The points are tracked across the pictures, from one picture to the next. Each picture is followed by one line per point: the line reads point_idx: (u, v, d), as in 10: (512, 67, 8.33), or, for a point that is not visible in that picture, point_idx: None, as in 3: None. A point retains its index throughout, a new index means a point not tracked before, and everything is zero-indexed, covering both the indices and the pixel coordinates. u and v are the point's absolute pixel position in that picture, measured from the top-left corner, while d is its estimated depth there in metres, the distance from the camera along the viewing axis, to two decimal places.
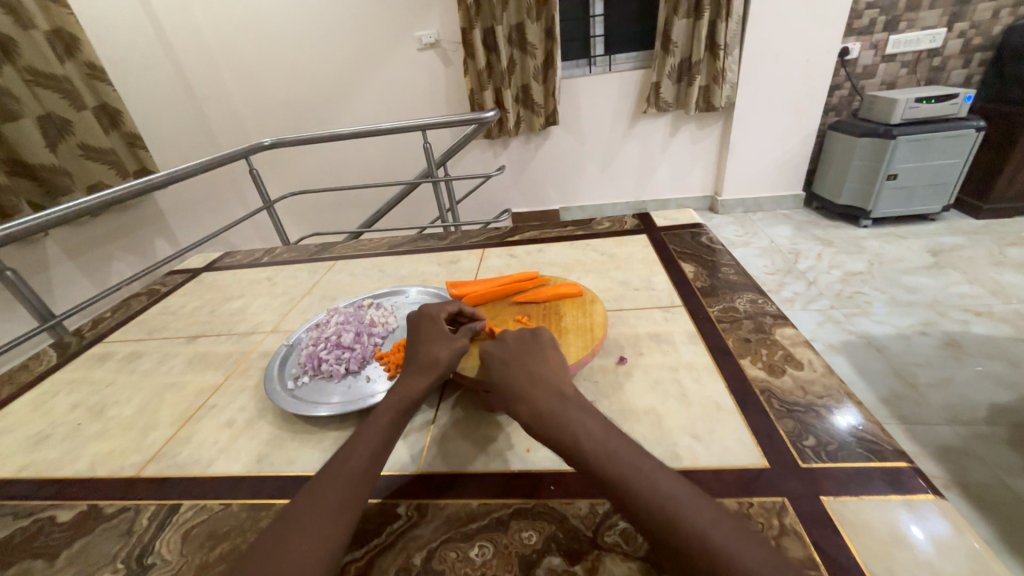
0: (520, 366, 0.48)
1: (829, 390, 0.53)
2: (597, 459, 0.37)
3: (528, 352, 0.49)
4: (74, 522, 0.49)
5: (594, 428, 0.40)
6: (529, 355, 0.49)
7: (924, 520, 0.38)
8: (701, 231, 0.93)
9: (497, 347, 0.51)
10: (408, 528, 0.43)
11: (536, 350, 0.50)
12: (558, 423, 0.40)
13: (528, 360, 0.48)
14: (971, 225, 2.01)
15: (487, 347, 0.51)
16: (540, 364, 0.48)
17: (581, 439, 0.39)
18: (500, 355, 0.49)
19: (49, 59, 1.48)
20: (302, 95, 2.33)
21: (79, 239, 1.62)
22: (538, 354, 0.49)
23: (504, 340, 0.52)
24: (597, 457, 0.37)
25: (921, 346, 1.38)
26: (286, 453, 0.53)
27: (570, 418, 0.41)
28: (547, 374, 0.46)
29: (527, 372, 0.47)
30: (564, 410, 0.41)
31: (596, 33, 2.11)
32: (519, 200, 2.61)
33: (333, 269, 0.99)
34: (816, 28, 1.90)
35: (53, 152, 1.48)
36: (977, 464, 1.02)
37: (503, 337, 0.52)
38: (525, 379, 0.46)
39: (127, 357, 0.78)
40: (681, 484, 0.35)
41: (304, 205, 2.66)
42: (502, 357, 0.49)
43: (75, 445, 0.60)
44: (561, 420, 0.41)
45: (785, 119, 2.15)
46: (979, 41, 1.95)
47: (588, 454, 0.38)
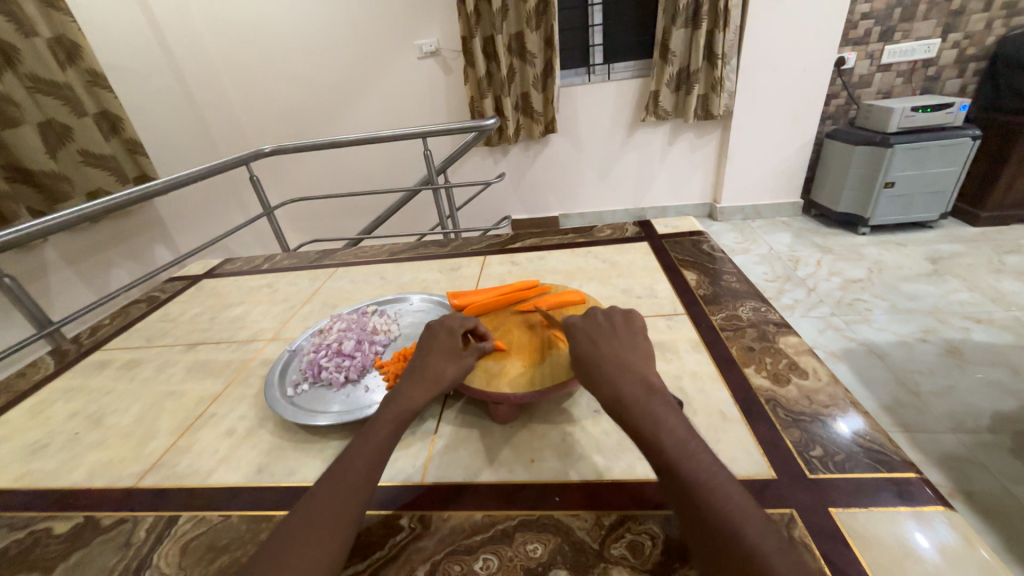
0: (608, 347, 0.48)
1: (834, 399, 0.52)
2: (672, 453, 0.37)
3: (616, 335, 0.49)
4: (71, 533, 0.48)
5: (677, 427, 0.39)
6: (615, 338, 0.49)
7: (933, 532, 0.38)
8: (702, 239, 0.93)
9: (585, 324, 0.51)
10: (411, 540, 0.42)
11: (625, 337, 0.49)
12: (644, 412, 0.40)
13: (618, 344, 0.48)
14: (968, 233, 2.02)
15: (576, 324, 0.51)
16: (629, 350, 0.47)
17: (661, 432, 0.39)
18: (590, 334, 0.50)
19: (50, 66, 1.49)
20: (302, 102, 2.34)
21: (78, 245, 1.62)
22: (627, 340, 0.49)
23: (594, 317, 0.52)
24: (672, 451, 0.37)
25: (922, 354, 1.38)
26: (287, 463, 0.53)
27: (654, 412, 0.40)
28: (634, 359, 0.46)
29: (616, 354, 0.47)
30: (649, 399, 0.41)
31: (595, 43, 2.13)
32: (519, 207, 2.62)
33: (334, 276, 0.98)
34: (812, 38, 1.93)
35: (53, 158, 1.48)
36: (981, 473, 1.01)
37: (593, 314, 0.53)
38: (614, 361, 0.46)
39: (126, 365, 0.78)
40: (726, 480, 0.35)
41: (304, 212, 2.66)
42: (592, 337, 0.49)
43: (73, 455, 0.59)
44: (645, 410, 0.40)
45: (783, 127, 2.16)
46: (973, 51, 1.98)
47: (667, 449, 0.37)
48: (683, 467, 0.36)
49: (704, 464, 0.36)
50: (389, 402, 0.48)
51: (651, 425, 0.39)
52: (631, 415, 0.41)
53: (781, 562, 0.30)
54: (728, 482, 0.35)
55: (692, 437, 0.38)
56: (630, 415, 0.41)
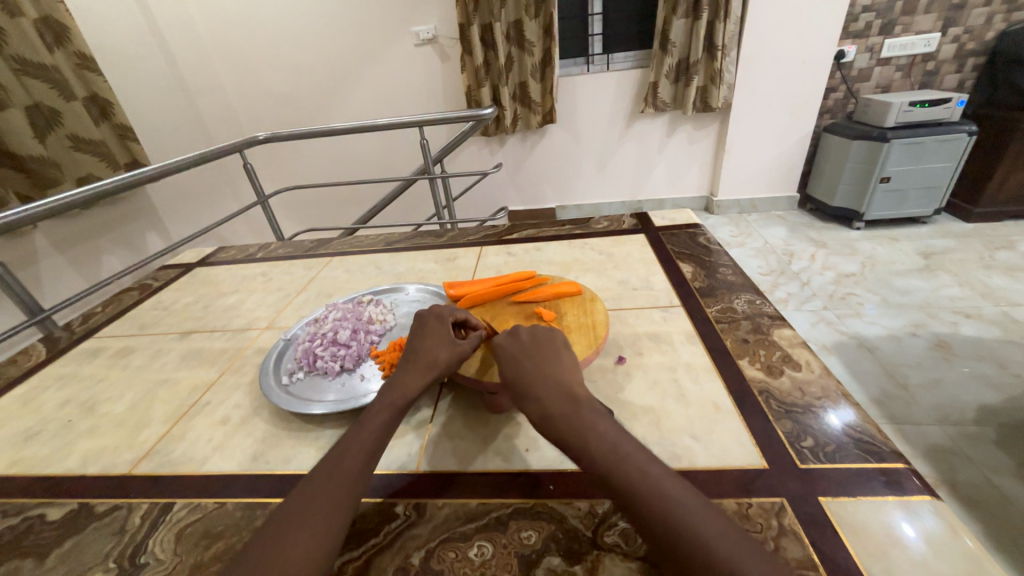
0: (533, 365, 0.46)
1: (826, 391, 0.53)
2: (612, 468, 0.36)
3: (540, 351, 0.48)
4: (64, 520, 0.48)
5: (611, 438, 0.38)
6: (540, 356, 0.47)
7: (919, 520, 0.39)
8: (699, 231, 0.93)
9: (510, 342, 0.50)
10: (406, 528, 0.43)
11: (549, 350, 0.48)
12: (578, 428, 0.39)
13: (541, 360, 0.47)
14: (962, 229, 2.04)
15: (500, 347, 0.50)
16: (554, 366, 0.46)
17: (592, 444, 0.38)
18: (514, 352, 0.48)
19: (37, 48, 1.45)
20: (297, 88, 2.30)
21: (69, 232, 1.60)
22: (548, 354, 0.48)
23: (517, 335, 0.51)
24: (614, 465, 0.36)
25: (912, 348, 1.40)
26: (282, 451, 0.53)
27: (590, 430, 0.39)
28: (559, 374, 0.45)
29: (541, 373, 0.45)
30: (579, 415, 0.40)
31: (594, 32, 2.10)
32: (515, 198, 2.61)
33: (329, 266, 0.98)
34: (813, 31, 1.91)
35: (41, 142, 1.45)
36: (966, 463, 1.03)
37: (517, 331, 0.51)
38: (539, 381, 0.44)
39: (118, 353, 0.77)
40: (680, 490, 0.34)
41: (299, 200, 2.63)
42: (515, 354, 0.48)
43: (66, 442, 0.59)
44: (580, 426, 0.39)
45: (781, 121, 2.16)
46: (972, 46, 1.97)
47: (604, 464, 0.36)
48: (628, 477, 0.35)
49: (648, 475, 0.35)
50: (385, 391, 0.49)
51: (589, 447, 0.37)
52: (564, 436, 0.39)
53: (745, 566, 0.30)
54: (680, 489, 0.34)
55: (636, 451, 0.37)
56: (563, 435, 0.39)
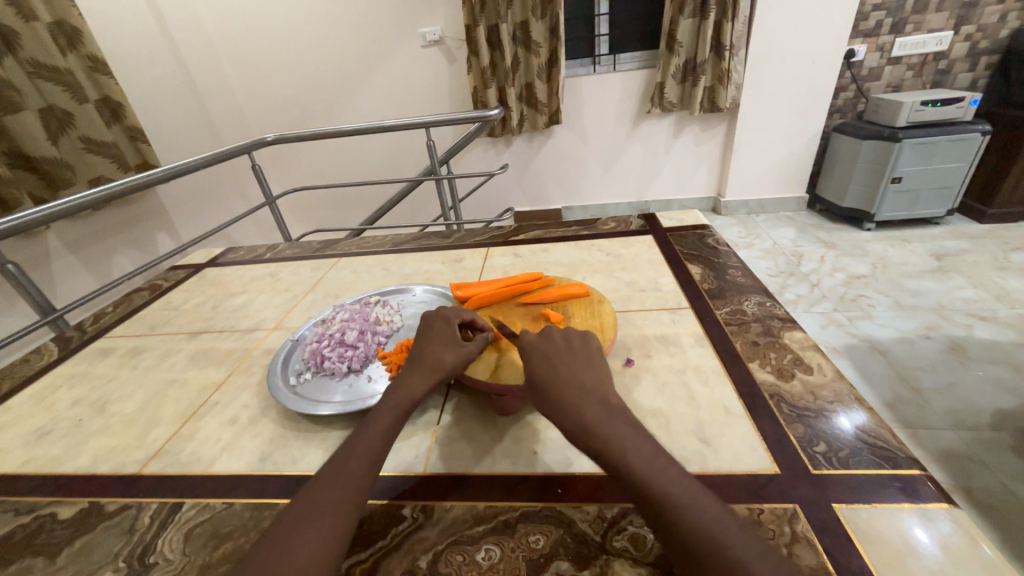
0: (567, 369, 0.47)
1: (838, 395, 0.52)
2: (641, 473, 0.36)
3: (574, 354, 0.49)
4: (75, 519, 0.48)
5: (642, 444, 0.38)
6: (573, 357, 0.48)
7: (936, 528, 0.38)
8: (707, 232, 0.92)
9: (544, 343, 0.50)
10: (413, 530, 0.43)
11: (583, 355, 0.49)
12: (608, 433, 0.39)
13: (577, 364, 0.47)
14: (975, 230, 2.01)
15: (532, 344, 0.50)
16: (589, 371, 0.46)
17: (623, 447, 0.38)
18: (547, 353, 0.49)
19: (51, 52, 1.47)
20: (304, 90, 2.32)
21: (81, 233, 1.62)
22: (583, 359, 0.48)
23: (551, 336, 0.51)
24: (643, 470, 0.36)
25: (925, 351, 1.37)
26: (290, 451, 0.53)
27: (617, 430, 0.39)
28: (592, 378, 0.45)
29: (575, 376, 0.46)
30: (611, 420, 0.40)
31: (601, 32, 2.10)
32: (521, 198, 2.60)
33: (336, 266, 0.98)
34: (822, 30, 1.89)
35: (54, 144, 1.47)
36: (981, 469, 1.01)
37: (550, 333, 0.52)
38: (572, 384, 0.45)
39: (128, 353, 0.78)
40: (700, 492, 0.35)
41: (306, 202, 2.65)
42: (549, 356, 0.49)
43: (77, 441, 0.59)
44: (612, 431, 0.39)
45: (790, 121, 2.14)
46: (985, 44, 1.94)
47: (635, 468, 0.36)
48: (655, 483, 0.35)
49: (671, 477, 0.36)
50: (394, 392, 0.49)
51: (615, 447, 0.38)
52: (595, 439, 0.39)
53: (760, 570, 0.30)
54: (699, 492, 0.35)
55: (658, 454, 0.38)
56: (595, 438, 0.39)
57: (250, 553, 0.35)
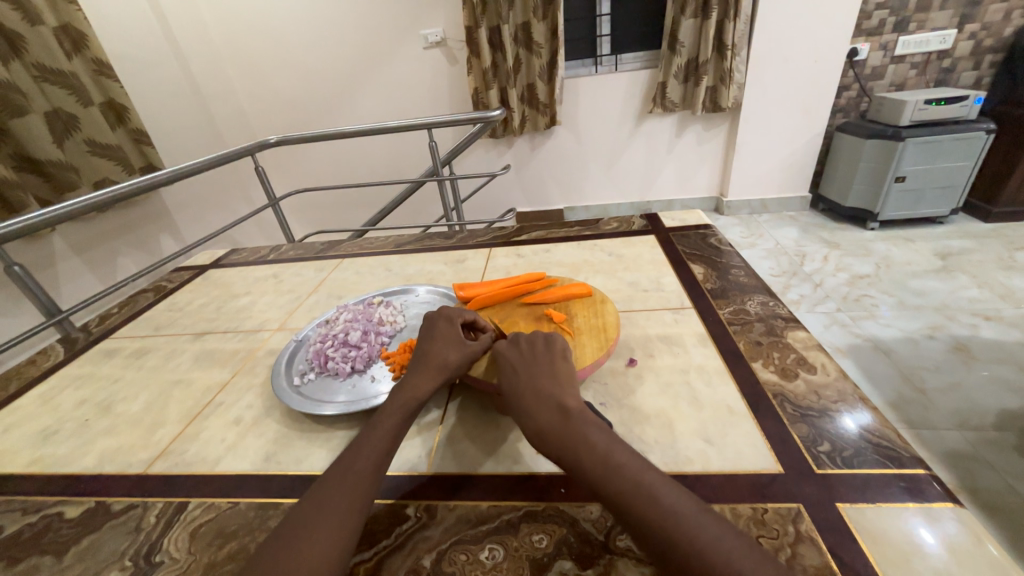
0: (528, 376, 0.47)
1: (842, 395, 0.52)
2: (596, 474, 0.36)
3: (536, 358, 0.49)
4: (82, 518, 0.49)
5: (598, 442, 0.39)
6: (535, 363, 0.48)
7: (941, 527, 0.38)
8: (709, 232, 0.92)
9: (509, 350, 0.51)
10: (417, 529, 0.43)
11: (545, 358, 0.49)
12: (563, 437, 0.40)
13: (538, 368, 0.48)
14: (979, 229, 2.00)
15: (500, 352, 0.51)
16: (546, 377, 0.47)
17: (577, 450, 0.38)
18: (510, 360, 0.50)
19: (56, 55, 1.48)
20: (307, 92, 2.33)
21: (85, 234, 1.63)
22: (545, 365, 0.48)
23: (517, 344, 0.51)
24: (597, 472, 0.36)
25: (929, 350, 1.37)
26: (294, 451, 0.53)
27: (574, 434, 0.40)
28: (550, 383, 0.46)
29: (533, 384, 0.46)
30: (566, 425, 0.41)
31: (603, 33, 2.10)
32: (523, 199, 2.61)
33: (340, 267, 0.99)
34: (825, 29, 1.89)
35: (59, 147, 1.49)
36: (987, 469, 1.01)
37: (517, 340, 0.52)
38: (529, 391, 0.45)
39: (134, 353, 0.78)
40: (665, 487, 0.35)
41: (309, 203, 2.66)
42: (513, 362, 0.49)
43: (83, 441, 0.60)
44: (567, 435, 0.40)
45: (792, 120, 2.13)
46: (989, 43, 1.94)
47: (589, 472, 0.37)
48: (611, 482, 0.35)
49: (629, 473, 0.36)
50: (399, 393, 0.49)
51: (572, 452, 0.39)
52: (552, 448, 0.40)
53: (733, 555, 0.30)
54: (667, 486, 0.35)
55: (617, 451, 0.38)
56: (554, 448, 0.40)
57: (259, 552, 0.36)
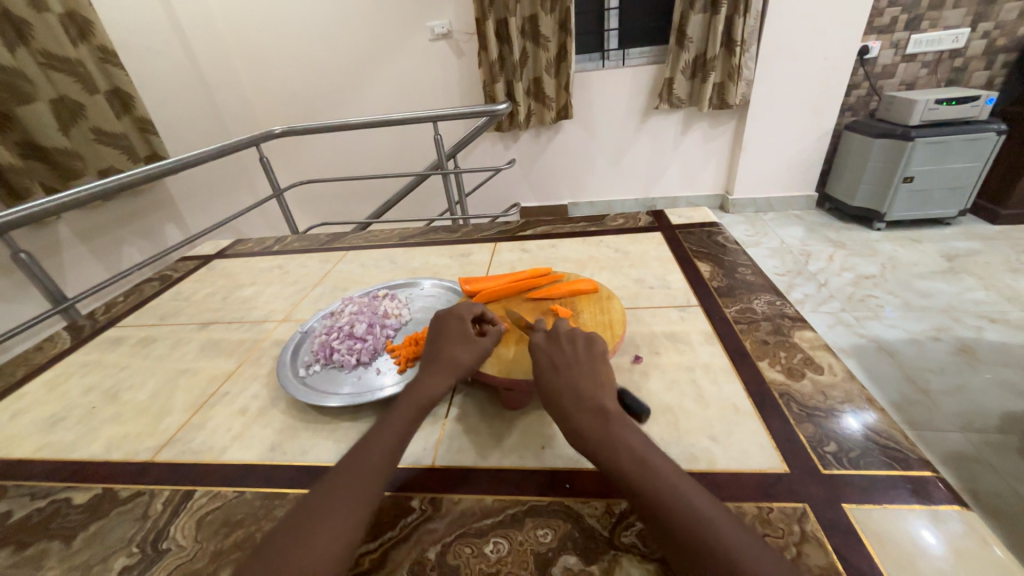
0: (568, 374, 0.47)
1: (849, 395, 0.52)
2: (633, 475, 0.37)
3: (577, 359, 0.48)
4: (90, 504, 0.49)
5: (635, 445, 0.39)
6: (577, 362, 0.48)
7: (948, 530, 0.38)
8: (716, 230, 0.92)
9: (549, 348, 0.50)
10: (422, 522, 0.43)
11: (586, 358, 0.48)
12: (603, 437, 0.40)
13: (579, 369, 0.47)
14: (987, 231, 1.98)
15: (540, 345, 0.51)
16: (587, 376, 0.46)
17: (615, 451, 0.39)
18: (551, 357, 0.49)
19: (63, 42, 1.48)
20: (312, 83, 2.32)
21: (90, 223, 1.63)
22: (586, 365, 0.47)
23: (558, 340, 0.51)
24: (634, 473, 0.37)
25: (934, 352, 1.36)
26: (299, 442, 0.53)
27: (614, 435, 0.40)
28: (591, 384, 0.45)
29: (574, 383, 0.45)
30: (605, 427, 0.41)
31: (611, 27, 2.08)
32: (528, 194, 2.60)
33: (344, 259, 0.98)
34: (836, 26, 1.87)
35: (65, 135, 1.48)
36: (989, 472, 1.01)
37: (557, 334, 0.52)
38: (569, 391, 0.45)
39: (140, 342, 0.79)
40: (697, 499, 0.35)
41: (313, 194, 2.66)
42: (553, 360, 0.49)
43: (90, 428, 0.60)
44: (608, 439, 0.40)
45: (801, 118, 2.11)
46: (1003, 42, 1.91)
47: (626, 471, 0.37)
48: (648, 484, 0.36)
49: (666, 479, 0.36)
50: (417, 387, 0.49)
51: (610, 450, 0.39)
52: (589, 446, 0.41)
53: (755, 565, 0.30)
54: (697, 497, 0.35)
55: (653, 456, 0.38)
56: (590, 446, 0.41)
57: (269, 538, 0.36)
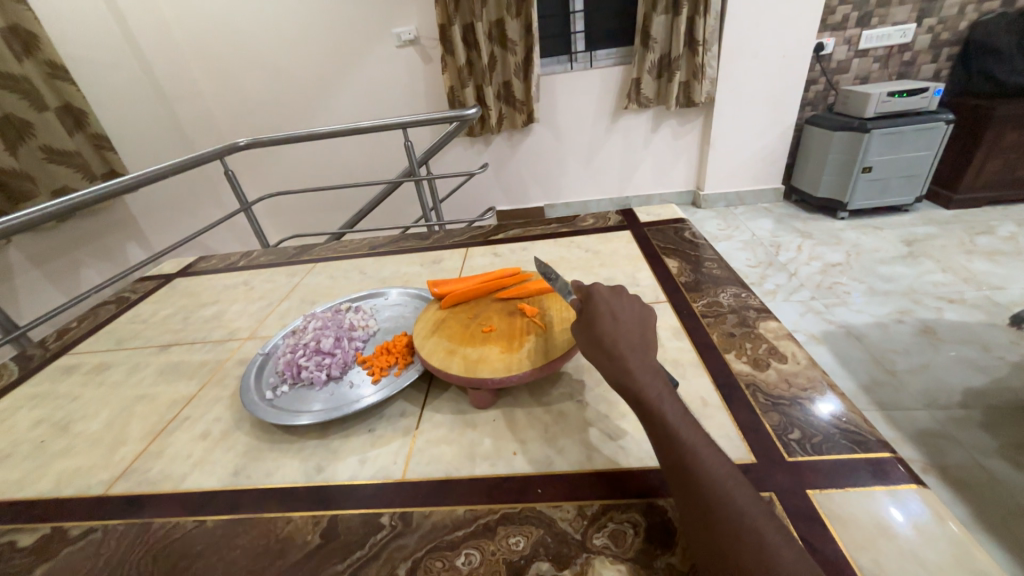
0: (625, 326, 0.47)
1: (811, 382, 0.53)
2: (670, 422, 0.39)
3: (633, 317, 0.49)
4: (36, 546, 0.46)
5: (676, 399, 0.41)
6: (634, 319, 0.48)
7: (906, 507, 0.39)
8: (684, 226, 0.93)
9: (611, 300, 0.50)
10: (392, 539, 0.42)
11: (640, 318, 0.49)
12: (650, 383, 0.42)
13: (635, 326, 0.47)
14: (942, 216, 2.07)
15: (604, 298, 0.50)
16: (641, 333, 0.47)
17: (664, 403, 0.40)
18: (611, 306, 0.49)
19: (6, 58, 1.41)
20: (278, 93, 2.27)
21: (44, 246, 1.56)
22: (639, 324, 0.48)
23: (620, 296, 0.51)
24: (671, 418, 0.39)
25: (898, 334, 1.42)
26: (265, 464, 0.51)
27: (657, 382, 0.42)
28: (643, 339, 0.46)
29: (628, 333, 0.46)
30: (654, 378, 0.42)
31: (577, 30, 2.11)
32: (503, 197, 2.60)
33: (312, 272, 0.96)
34: (792, 24, 1.93)
35: (12, 155, 1.41)
36: (954, 447, 1.04)
37: (620, 293, 0.51)
38: (625, 338, 0.45)
39: (95, 369, 0.75)
40: (719, 455, 0.37)
41: (284, 207, 2.60)
42: (613, 311, 0.48)
43: (38, 464, 0.57)
44: (653, 387, 0.41)
45: (763, 114, 2.18)
46: (946, 36, 2.01)
47: (665, 417, 0.39)
48: (681, 433, 0.38)
49: (696, 432, 0.39)
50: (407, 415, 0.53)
51: (651, 396, 0.41)
52: (633, 387, 0.42)
53: (767, 524, 0.32)
54: (718, 453, 0.37)
55: (688, 411, 0.40)
56: (633, 389, 0.42)
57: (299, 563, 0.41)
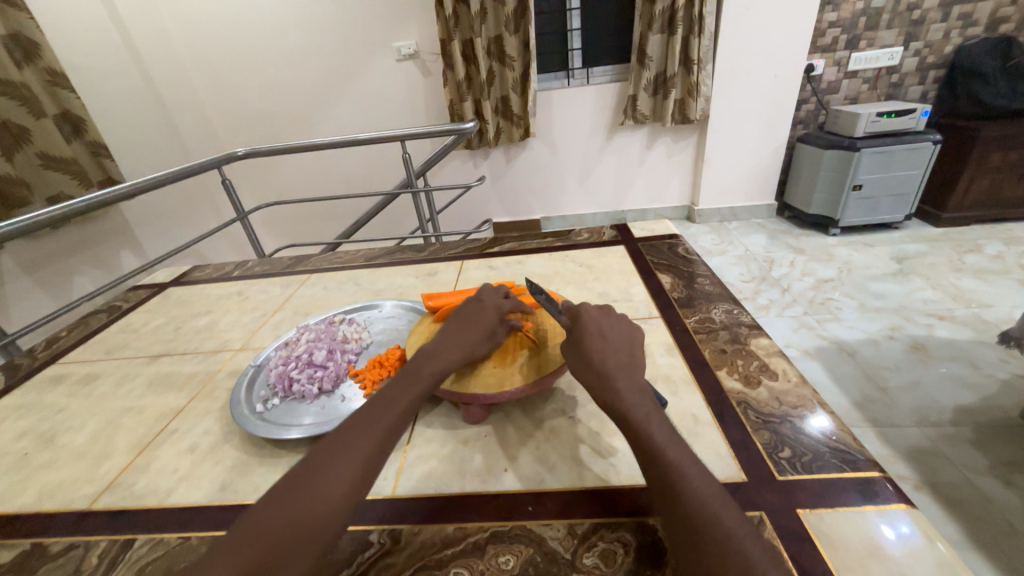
0: (614, 344, 0.48)
1: (802, 399, 0.53)
2: (658, 442, 0.39)
3: (621, 336, 0.49)
4: (14, 563, 0.45)
5: (663, 419, 0.42)
6: (623, 338, 0.49)
7: (896, 527, 0.39)
8: (677, 242, 0.94)
9: (600, 319, 0.51)
10: (380, 557, 0.41)
11: (628, 338, 0.50)
12: (637, 402, 0.42)
13: (623, 345, 0.48)
14: (931, 233, 2.11)
15: (593, 316, 0.51)
16: (629, 352, 0.48)
17: (650, 422, 0.41)
18: (599, 325, 0.50)
19: (6, 67, 1.42)
20: (279, 103, 2.29)
21: (36, 252, 1.54)
22: (627, 344, 0.49)
23: (608, 316, 0.51)
24: (658, 438, 0.40)
25: (889, 349, 1.43)
26: (253, 479, 0.51)
27: (644, 403, 0.42)
28: (630, 358, 0.47)
29: (617, 353, 0.47)
30: (642, 398, 0.43)
31: (574, 47, 2.15)
32: (500, 209, 2.61)
33: (306, 284, 0.96)
34: (783, 46, 1.99)
35: (8, 161, 1.41)
36: (946, 465, 1.05)
37: (608, 313, 0.52)
38: (613, 358, 0.46)
39: (82, 380, 0.74)
40: (706, 476, 0.37)
41: (280, 216, 2.60)
42: (602, 330, 0.49)
43: (20, 478, 0.56)
44: (640, 405, 0.42)
45: (756, 132, 2.22)
46: (932, 59, 2.07)
47: (652, 436, 0.40)
48: (668, 453, 0.38)
49: (683, 452, 0.39)
50: (390, 389, 0.48)
51: (638, 415, 0.41)
52: (621, 406, 0.42)
53: (754, 547, 0.32)
54: (705, 475, 0.37)
55: (675, 431, 0.41)
56: (621, 408, 0.42)
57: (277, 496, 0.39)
